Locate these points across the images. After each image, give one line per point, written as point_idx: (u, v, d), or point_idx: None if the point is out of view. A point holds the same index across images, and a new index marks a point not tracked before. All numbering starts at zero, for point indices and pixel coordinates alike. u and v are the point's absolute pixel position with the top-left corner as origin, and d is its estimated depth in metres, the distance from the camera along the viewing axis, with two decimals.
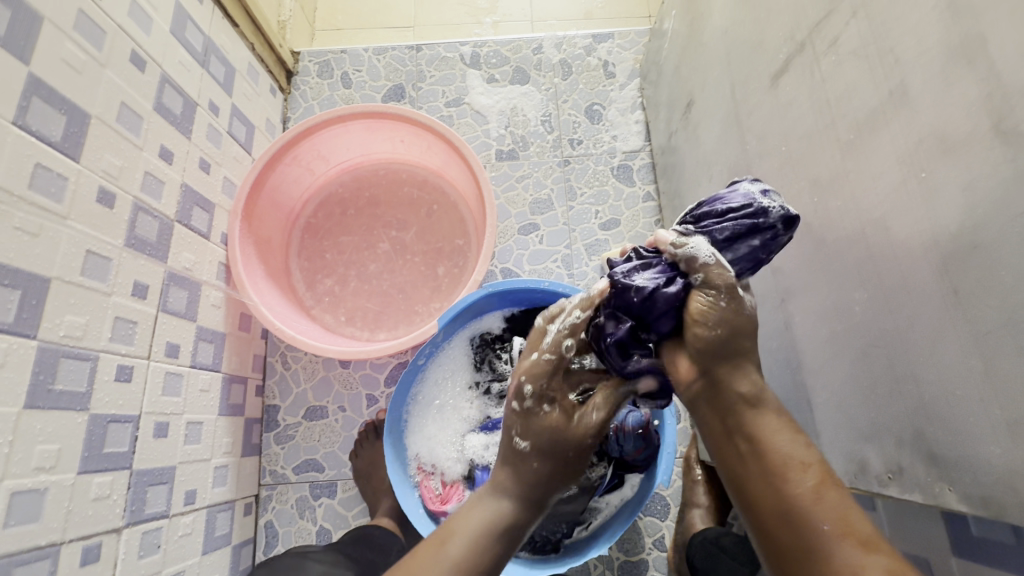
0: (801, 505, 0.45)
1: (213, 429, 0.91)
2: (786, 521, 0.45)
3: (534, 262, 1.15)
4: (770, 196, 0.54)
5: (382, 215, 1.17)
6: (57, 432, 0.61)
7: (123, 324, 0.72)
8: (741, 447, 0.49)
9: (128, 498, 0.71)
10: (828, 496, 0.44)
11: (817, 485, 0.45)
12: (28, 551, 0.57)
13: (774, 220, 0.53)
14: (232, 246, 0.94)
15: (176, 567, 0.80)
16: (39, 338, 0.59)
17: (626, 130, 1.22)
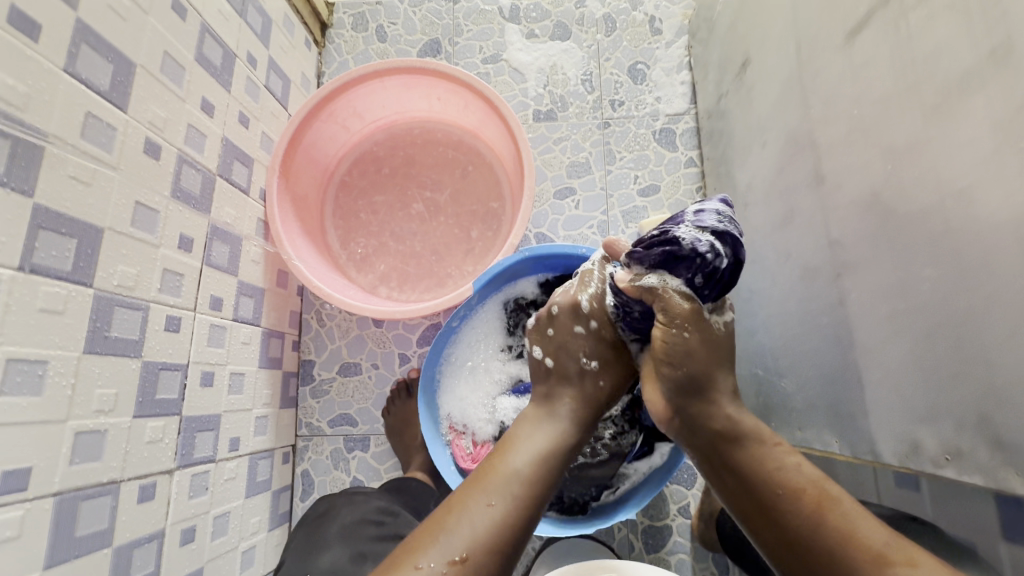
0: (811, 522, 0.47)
1: (254, 380, 0.94)
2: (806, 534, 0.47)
3: (569, 228, 1.13)
4: (693, 228, 0.58)
5: (416, 175, 1.15)
6: (114, 377, 0.63)
7: (172, 276, 0.73)
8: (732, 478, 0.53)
9: (178, 442, 0.74)
10: (829, 516, 0.47)
11: (815, 509, 0.47)
12: (93, 486, 0.60)
13: (696, 254, 0.57)
14: (270, 202, 0.95)
15: (223, 508, 0.84)
16: (95, 286, 0.61)
17: (671, 92, 1.17)
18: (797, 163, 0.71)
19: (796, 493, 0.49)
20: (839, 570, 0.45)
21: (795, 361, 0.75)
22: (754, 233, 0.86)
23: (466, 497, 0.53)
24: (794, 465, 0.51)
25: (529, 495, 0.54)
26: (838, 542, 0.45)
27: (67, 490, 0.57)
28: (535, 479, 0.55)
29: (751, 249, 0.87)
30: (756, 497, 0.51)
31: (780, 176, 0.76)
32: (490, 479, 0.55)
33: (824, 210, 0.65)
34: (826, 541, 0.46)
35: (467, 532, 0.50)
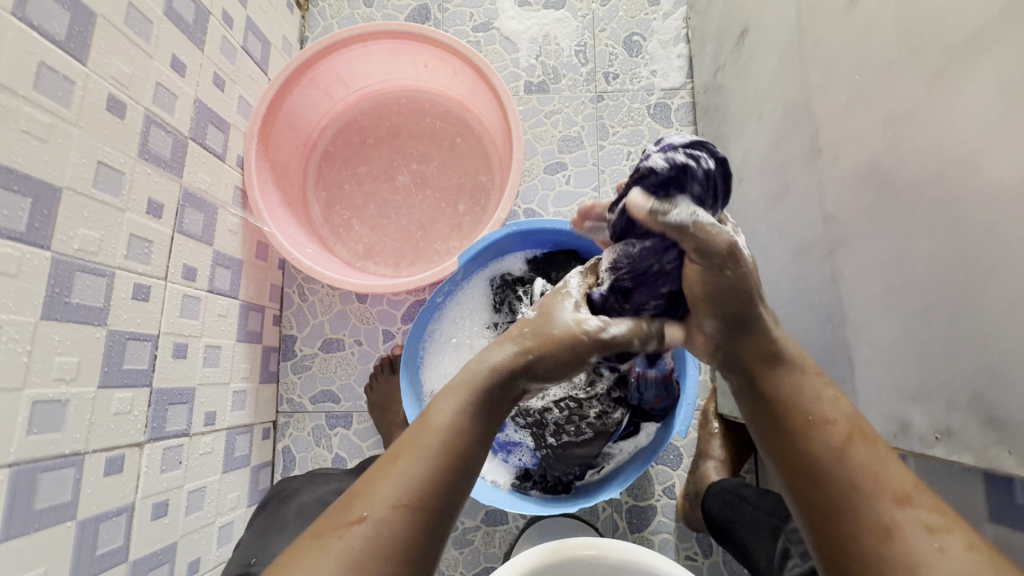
0: (838, 454, 0.46)
1: (232, 353, 0.91)
2: (831, 460, 0.46)
3: (560, 204, 1.10)
4: (662, 150, 0.51)
5: (402, 146, 1.12)
6: (75, 345, 0.60)
7: (140, 243, 0.70)
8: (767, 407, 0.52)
9: (148, 415, 0.71)
10: (858, 448, 0.46)
11: (846, 441, 0.47)
12: (53, 458, 0.57)
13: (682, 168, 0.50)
14: (248, 170, 0.91)
15: (198, 483, 0.82)
16: (53, 249, 0.57)
17: (667, 66, 1.13)
18: (793, 135, 0.68)
19: (830, 423, 0.48)
20: (857, 498, 0.44)
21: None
22: (748, 210, 0.84)
23: (397, 451, 0.49)
24: (831, 399, 0.50)
25: (451, 457, 0.49)
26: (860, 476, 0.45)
27: (24, 462, 0.54)
28: (455, 439, 0.50)
29: (744, 227, 0.85)
30: (786, 424, 0.50)
31: (776, 150, 0.73)
32: (407, 445, 0.49)
33: (819, 183, 0.63)
34: (849, 471, 0.45)
35: (381, 496, 0.45)
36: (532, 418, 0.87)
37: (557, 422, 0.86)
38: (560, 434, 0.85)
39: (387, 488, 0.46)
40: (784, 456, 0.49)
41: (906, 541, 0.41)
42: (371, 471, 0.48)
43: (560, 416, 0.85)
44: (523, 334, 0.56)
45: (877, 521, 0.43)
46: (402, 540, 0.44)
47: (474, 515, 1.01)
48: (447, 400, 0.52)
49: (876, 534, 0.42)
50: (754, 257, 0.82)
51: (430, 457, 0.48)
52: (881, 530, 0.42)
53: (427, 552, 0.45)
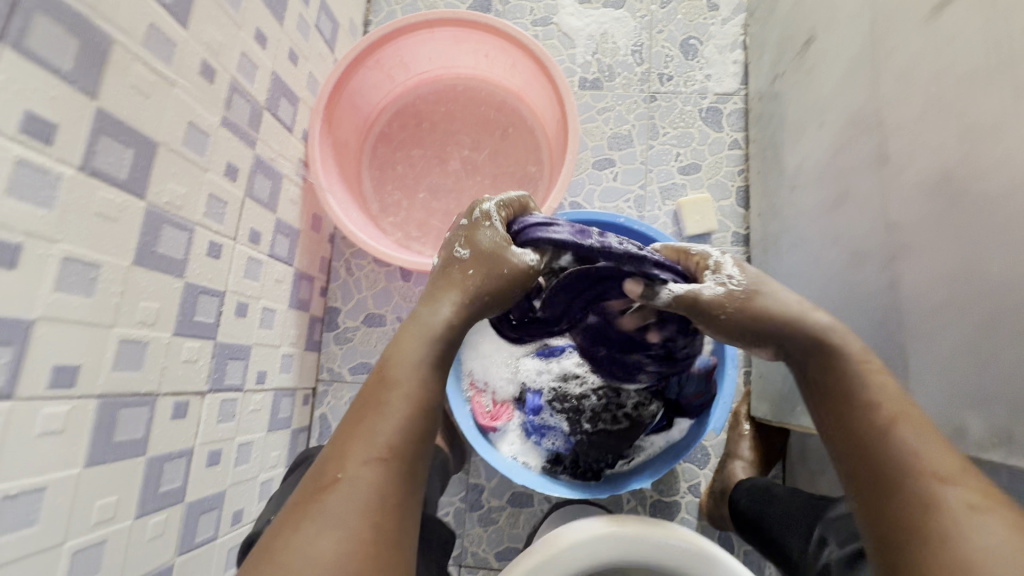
0: (883, 431, 0.47)
1: (284, 318, 0.95)
2: (874, 438, 0.47)
3: (606, 199, 1.11)
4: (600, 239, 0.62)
5: (455, 132, 1.14)
6: (158, 292, 0.64)
7: (217, 203, 0.74)
8: (823, 386, 0.54)
9: (211, 366, 0.75)
10: (903, 428, 0.47)
11: (891, 420, 0.48)
12: (131, 395, 0.61)
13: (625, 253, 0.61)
14: (312, 144, 0.95)
15: (246, 438, 0.85)
16: (147, 199, 0.61)
17: (722, 71, 1.14)
18: (858, 142, 0.69)
19: (876, 405, 0.49)
20: (900, 474, 0.44)
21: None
22: (801, 215, 0.84)
23: (365, 409, 0.51)
24: (884, 383, 0.51)
25: (419, 409, 0.51)
26: (902, 458, 0.45)
27: (108, 395, 0.57)
28: (423, 385, 0.53)
29: (795, 233, 0.86)
30: (834, 407, 0.52)
31: (836, 157, 0.74)
32: (379, 400, 0.50)
33: (883, 191, 0.64)
34: (888, 448, 0.46)
35: (357, 450, 0.47)
36: (569, 404, 0.89)
37: (594, 409, 0.88)
38: (597, 421, 0.88)
39: (360, 443, 0.48)
40: (833, 436, 0.51)
41: (946, 512, 0.41)
42: (345, 429, 0.50)
43: (598, 404, 0.87)
44: (468, 275, 0.59)
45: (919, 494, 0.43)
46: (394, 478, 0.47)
47: (500, 494, 1.04)
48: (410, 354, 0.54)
49: (916, 514, 0.42)
50: (804, 262, 0.83)
51: (398, 410, 0.50)
52: (924, 502, 0.42)
53: (409, 491, 0.48)
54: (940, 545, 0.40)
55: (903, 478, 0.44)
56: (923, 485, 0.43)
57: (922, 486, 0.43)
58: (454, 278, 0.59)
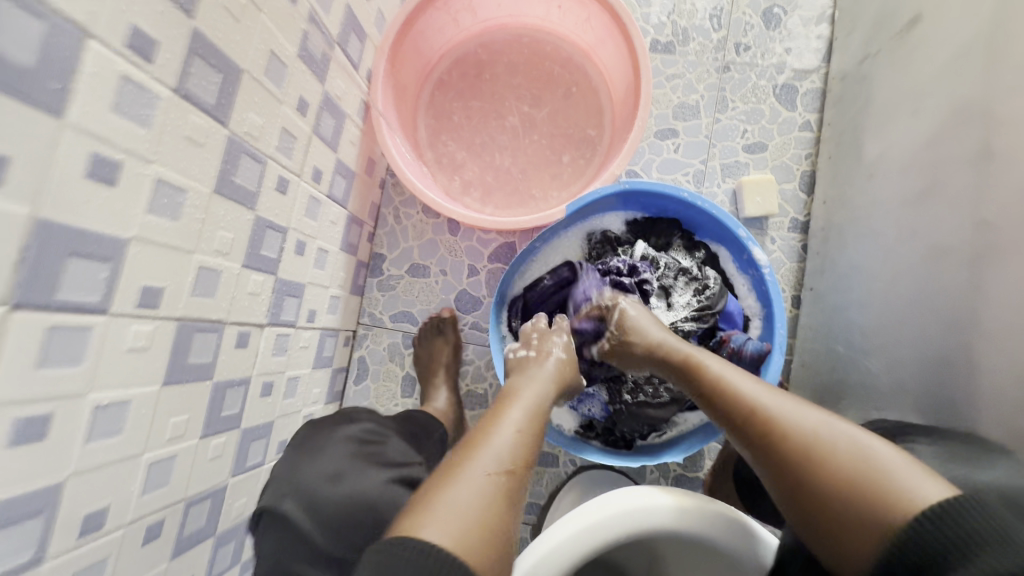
0: (738, 409, 0.62)
1: (335, 260, 0.96)
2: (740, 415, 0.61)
3: (664, 171, 1.08)
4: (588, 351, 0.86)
5: (516, 86, 1.10)
6: (233, 222, 0.64)
7: (287, 137, 0.73)
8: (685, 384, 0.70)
9: (270, 301, 0.76)
10: (731, 394, 0.63)
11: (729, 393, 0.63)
12: (206, 321, 0.62)
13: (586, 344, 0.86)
14: (375, 84, 0.92)
15: (295, 373, 0.88)
16: (230, 127, 0.60)
17: (803, 46, 1.07)
18: (959, 139, 0.66)
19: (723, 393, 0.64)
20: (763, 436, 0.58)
21: (891, 341, 0.74)
22: (874, 209, 0.82)
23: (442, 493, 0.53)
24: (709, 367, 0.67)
25: (518, 453, 0.59)
26: (731, 399, 0.63)
27: (187, 318, 0.59)
28: (512, 456, 0.58)
29: (863, 226, 0.84)
30: (705, 397, 0.67)
31: (929, 151, 0.71)
32: (468, 454, 0.57)
33: (982, 192, 0.62)
34: (734, 413, 0.62)
35: (458, 495, 0.52)
36: (611, 372, 0.88)
37: (636, 380, 0.87)
38: (637, 392, 0.86)
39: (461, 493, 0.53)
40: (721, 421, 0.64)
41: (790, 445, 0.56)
42: (424, 499, 0.53)
43: (641, 375, 0.86)
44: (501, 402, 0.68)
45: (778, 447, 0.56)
46: (507, 497, 0.55)
47: None
48: (507, 420, 0.63)
49: (799, 472, 0.54)
50: (869, 257, 0.81)
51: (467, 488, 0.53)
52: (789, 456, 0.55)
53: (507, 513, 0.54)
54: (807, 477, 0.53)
55: (758, 431, 0.59)
56: (771, 434, 0.57)
57: (772, 437, 0.57)
58: (489, 410, 0.66)
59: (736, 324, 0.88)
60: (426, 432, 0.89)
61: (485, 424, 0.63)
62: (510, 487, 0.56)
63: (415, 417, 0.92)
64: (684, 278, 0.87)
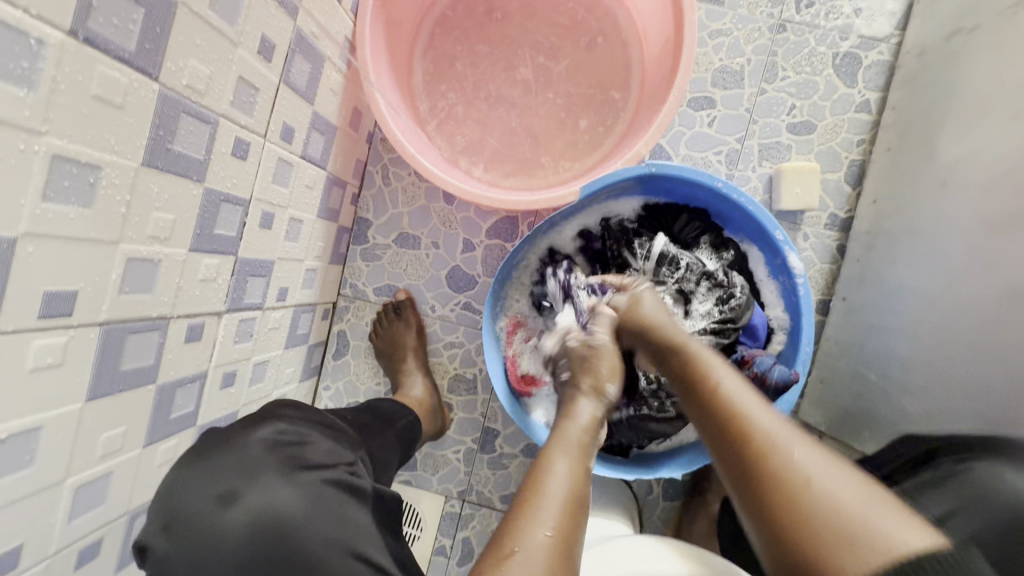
0: (716, 404, 0.55)
1: (311, 229, 0.84)
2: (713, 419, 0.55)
3: (694, 147, 0.94)
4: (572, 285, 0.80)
5: (532, 29, 0.93)
6: (173, 201, 0.52)
7: (246, 89, 0.58)
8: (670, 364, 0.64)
9: (229, 285, 0.65)
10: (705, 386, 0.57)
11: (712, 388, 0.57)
12: (141, 321, 0.52)
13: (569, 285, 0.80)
14: (362, 19, 0.77)
15: (262, 356, 0.79)
16: (162, 81, 0.47)
17: (876, 7, 0.90)
18: None
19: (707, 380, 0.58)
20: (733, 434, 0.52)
21: (963, 379, 0.64)
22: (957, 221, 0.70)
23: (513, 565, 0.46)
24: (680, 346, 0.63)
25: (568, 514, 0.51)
26: (742, 446, 0.51)
27: (114, 321, 0.49)
28: (572, 502, 0.53)
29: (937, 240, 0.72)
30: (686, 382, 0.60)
31: None
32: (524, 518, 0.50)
33: None
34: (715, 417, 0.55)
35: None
36: None
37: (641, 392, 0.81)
38: (641, 406, 0.81)
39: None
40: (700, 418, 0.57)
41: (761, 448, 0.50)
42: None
43: (648, 388, 0.81)
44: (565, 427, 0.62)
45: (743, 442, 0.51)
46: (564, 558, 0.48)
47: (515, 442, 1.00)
48: (559, 467, 0.55)
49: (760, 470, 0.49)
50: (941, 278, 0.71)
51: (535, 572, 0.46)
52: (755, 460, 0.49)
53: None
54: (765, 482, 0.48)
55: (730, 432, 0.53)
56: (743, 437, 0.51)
57: (739, 440, 0.52)
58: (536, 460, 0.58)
59: (758, 338, 0.79)
60: (382, 422, 0.77)
61: (536, 473, 0.55)
62: (569, 549, 0.49)
63: (377, 407, 0.81)
64: (706, 284, 0.78)
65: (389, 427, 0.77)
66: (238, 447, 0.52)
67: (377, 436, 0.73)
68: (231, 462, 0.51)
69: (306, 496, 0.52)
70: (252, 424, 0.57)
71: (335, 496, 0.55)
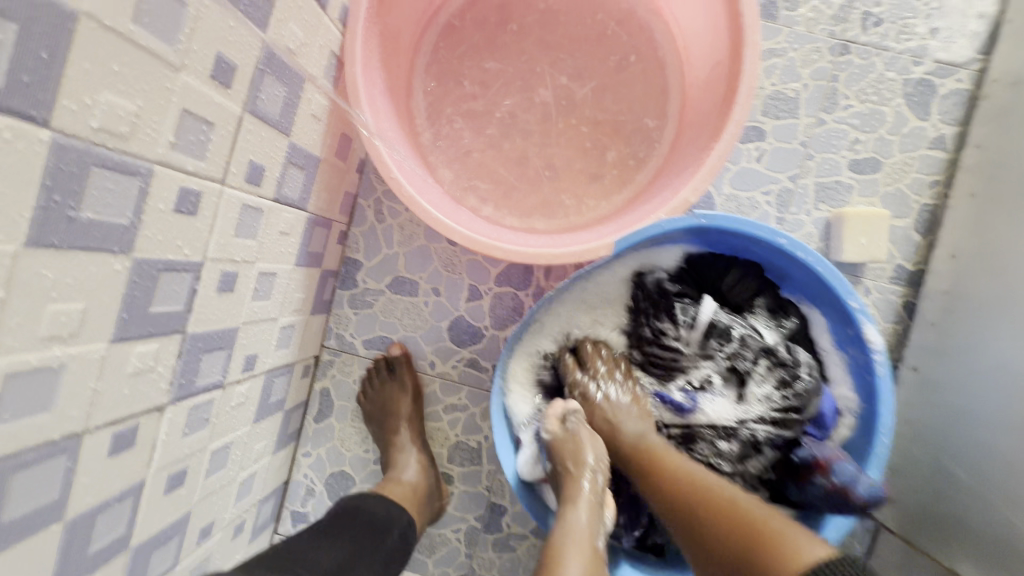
0: (671, 487, 0.55)
1: (288, 281, 0.70)
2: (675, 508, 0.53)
3: (739, 186, 0.80)
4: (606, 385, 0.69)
5: (553, 44, 0.79)
6: (81, 284, 0.38)
7: (193, 125, 0.44)
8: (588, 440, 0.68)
9: (175, 370, 0.51)
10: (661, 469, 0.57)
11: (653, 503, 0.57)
12: (36, 448, 0.38)
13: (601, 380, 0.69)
14: (352, 31, 0.63)
15: (224, 440, 0.64)
16: (54, 126, 0.33)
17: (957, 27, 0.77)
18: None
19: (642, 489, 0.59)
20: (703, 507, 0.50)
21: None
22: None
23: None
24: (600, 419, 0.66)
25: None
26: (706, 509, 0.50)
27: None
28: None
29: None
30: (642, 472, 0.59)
31: None
32: None
33: None
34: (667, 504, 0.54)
35: None
36: None
37: None
38: None
39: None
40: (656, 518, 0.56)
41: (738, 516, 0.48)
42: None
43: None
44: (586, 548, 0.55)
45: (714, 525, 0.49)
46: None
47: (524, 522, 0.86)
48: (573, 560, 0.54)
49: (730, 533, 0.47)
50: None
51: None
52: (730, 533, 0.47)
53: None
54: (746, 549, 0.45)
55: (716, 529, 0.48)
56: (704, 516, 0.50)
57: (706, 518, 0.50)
58: None
59: (824, 427, 0.67)
60: (361, 550, 0.65)
61: None
62: None
63: (360, 515, 0.69)
64: (766, 362, 0.66)
65: (371, 557, 0.65)
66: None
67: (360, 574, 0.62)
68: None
69: None
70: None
71: None
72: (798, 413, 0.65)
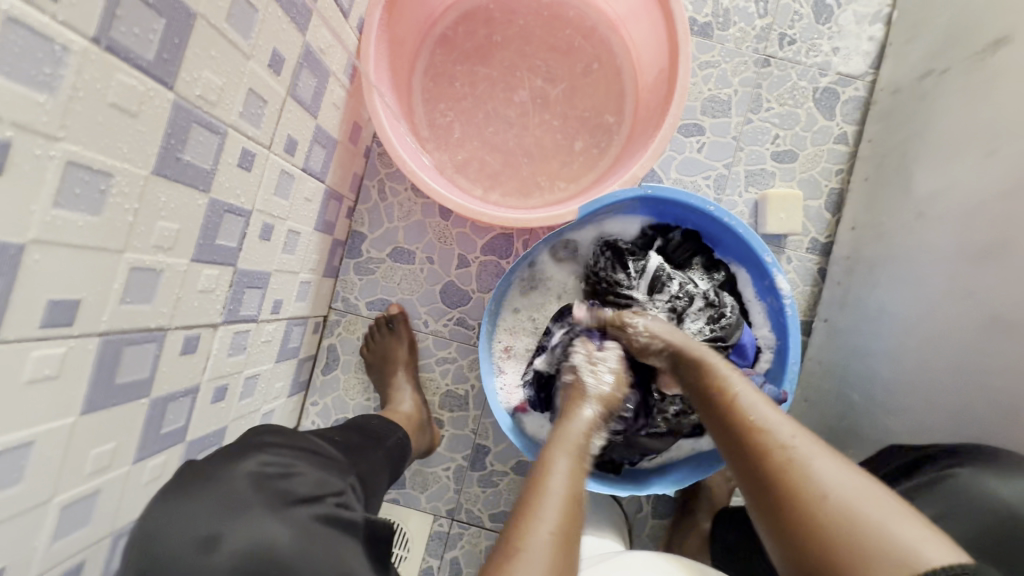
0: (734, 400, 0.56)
1: (307, 242, 0.83)
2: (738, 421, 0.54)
3: (684, 172, 0.97)
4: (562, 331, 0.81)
5: (530, 52, 0.96)
6: (179, 210, 0.51)
7: (255, 101, 0.58)
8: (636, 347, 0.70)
9: (227, 297, 0.64)
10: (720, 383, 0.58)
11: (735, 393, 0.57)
12: (140, 331, 0.51)
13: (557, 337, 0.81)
14: (367, 37, 0.78)
15: (254, 370, 0.77)
16: (177, 91, 0.47)
17: (853, 46, 0.96)
18: None
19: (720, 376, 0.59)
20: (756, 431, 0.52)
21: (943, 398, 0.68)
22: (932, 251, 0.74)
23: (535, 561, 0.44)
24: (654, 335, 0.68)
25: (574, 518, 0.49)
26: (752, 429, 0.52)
27: (113, 332, 0.47)
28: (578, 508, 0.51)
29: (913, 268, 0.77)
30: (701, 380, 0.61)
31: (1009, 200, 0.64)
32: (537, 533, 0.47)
33: None
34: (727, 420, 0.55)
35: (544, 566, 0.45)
36: None
37: None
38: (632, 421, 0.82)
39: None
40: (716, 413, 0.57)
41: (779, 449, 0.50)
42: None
43: None
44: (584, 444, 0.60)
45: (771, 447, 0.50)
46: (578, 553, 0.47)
47: (506, 459, 0.99)
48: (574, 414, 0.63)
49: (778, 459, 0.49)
50: (917, 301, 0.75)
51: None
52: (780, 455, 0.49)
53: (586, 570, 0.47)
54: (795, 470, 0.48)
55: (768, 449, 0.50)
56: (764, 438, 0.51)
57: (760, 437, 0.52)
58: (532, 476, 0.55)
59: (747, 357, 0.81)
60: (368, 442, 0.76)
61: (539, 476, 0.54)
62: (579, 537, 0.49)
63: (365, 425, 0.80)
64: (698, 302, 0.80)
65: (379, 448, 0.76)
66: (225, 484, 0.52)
67: (369, 459, 0.73)
68: (215, 497, 0.51)
69: (293, 532, 0.51)
70: (236, 456, 0.56)
71: (321, 532, 0.53)
72: (724, 341, 0.78)
